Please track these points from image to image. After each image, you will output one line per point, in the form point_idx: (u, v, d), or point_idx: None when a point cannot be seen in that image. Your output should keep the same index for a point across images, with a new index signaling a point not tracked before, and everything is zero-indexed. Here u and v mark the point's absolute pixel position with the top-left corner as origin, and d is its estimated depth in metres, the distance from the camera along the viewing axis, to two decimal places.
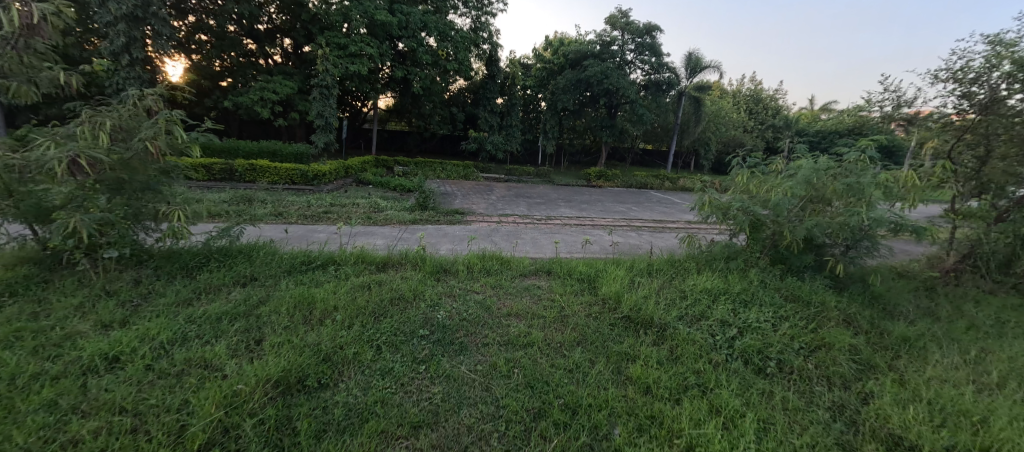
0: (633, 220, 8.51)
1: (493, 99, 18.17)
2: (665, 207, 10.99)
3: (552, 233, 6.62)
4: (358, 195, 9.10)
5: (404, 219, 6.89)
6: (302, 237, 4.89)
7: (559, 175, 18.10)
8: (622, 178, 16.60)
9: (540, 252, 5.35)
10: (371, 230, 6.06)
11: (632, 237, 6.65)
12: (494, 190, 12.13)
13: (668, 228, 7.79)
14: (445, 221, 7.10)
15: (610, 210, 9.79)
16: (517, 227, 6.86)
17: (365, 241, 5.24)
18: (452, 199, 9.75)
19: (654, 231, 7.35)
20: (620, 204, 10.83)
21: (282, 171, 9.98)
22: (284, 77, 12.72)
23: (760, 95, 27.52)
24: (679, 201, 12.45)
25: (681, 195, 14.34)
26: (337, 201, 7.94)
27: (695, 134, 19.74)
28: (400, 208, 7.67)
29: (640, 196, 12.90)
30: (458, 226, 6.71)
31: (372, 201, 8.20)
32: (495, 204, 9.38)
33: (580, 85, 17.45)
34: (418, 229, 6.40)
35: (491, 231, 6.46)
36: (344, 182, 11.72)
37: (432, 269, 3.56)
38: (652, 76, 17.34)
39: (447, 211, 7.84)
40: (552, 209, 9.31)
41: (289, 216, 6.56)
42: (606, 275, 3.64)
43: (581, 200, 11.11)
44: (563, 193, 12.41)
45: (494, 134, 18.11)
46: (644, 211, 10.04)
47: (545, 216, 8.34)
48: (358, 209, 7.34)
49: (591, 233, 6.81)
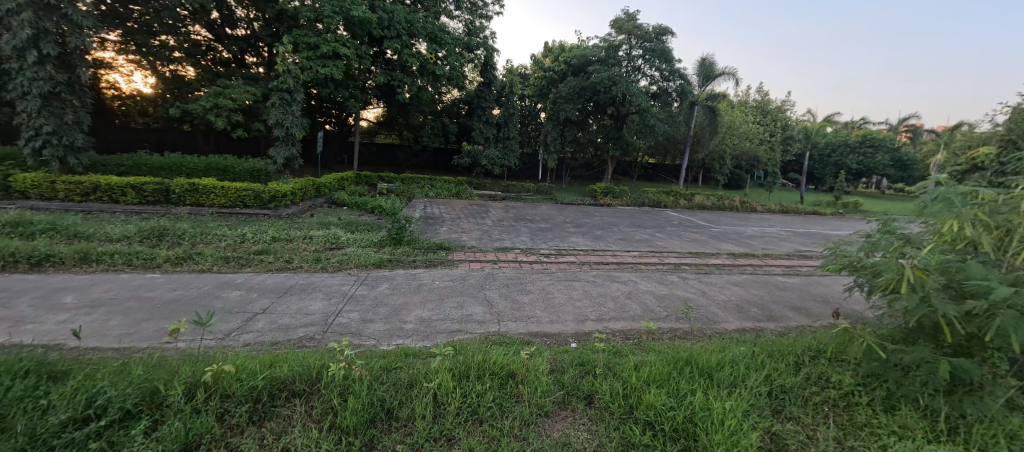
0: (666, 254, 6.70)
1: (488, 110, 16.62)
2: (692, 232, 9.25)
3: (568, 282, 4.78)
4: (320, 224, 7.35)
5: (367, 261, 5.08)
6: (190, 330, 3.03)
7: (561, 192, 16.44)
8: (631, 195, 14.93)
9: (561, 328, 3.49)
10: (315, 285, 4.26)
11: (680, 289, 4.79)
12: (490, 212, 10.37)
13: (717, 267, 5.97)
14: (423, 262, 5.30)
15: (631, 239, 8.00)
16: (523, 273, 5.02)
17: (288, 319, 3.36)
18: (438, 227, 7.95)
19: (703, 274, 5.52)
20: (640, 230, 9.04)
21: (231, 193, 8.26)
22: (247, 82, 11.00)
23: (769, 106, 26.13)
24: (704, 224, 10.72)
25: (701, 215, 12.64)
26: (284, 231, 6.12)
27: (708, 146, 18.15)
28: (365, 243, 5.83)
29: (657, 218, 11.20)
30: (438, 272, 4.90)
31: (333, 232, 6.39)
32: (490, 232, 7.62)
33: (584, 93, 15.93)
34: (384, 277, 4.60)
35: (484, 281, 4.64)
36: (313, 203, 9.97)
37: (359, 421, 1.74)
38: (661, 85, 15.86)
39: (429, 246, 5.99)
40: (561, 239, 7.47)
41: (204, 260, 4.72)
42: (709, 421, 1.85)
43: (593, 224, 9.30)
44: (569, 215, 10.63)
45: (490, 148, 16.42)
46: (671, 239, 8.24)
47: (553, 249, 6.56)
48: (307, 245, 5.52)
49: (623, 281, 4.95)
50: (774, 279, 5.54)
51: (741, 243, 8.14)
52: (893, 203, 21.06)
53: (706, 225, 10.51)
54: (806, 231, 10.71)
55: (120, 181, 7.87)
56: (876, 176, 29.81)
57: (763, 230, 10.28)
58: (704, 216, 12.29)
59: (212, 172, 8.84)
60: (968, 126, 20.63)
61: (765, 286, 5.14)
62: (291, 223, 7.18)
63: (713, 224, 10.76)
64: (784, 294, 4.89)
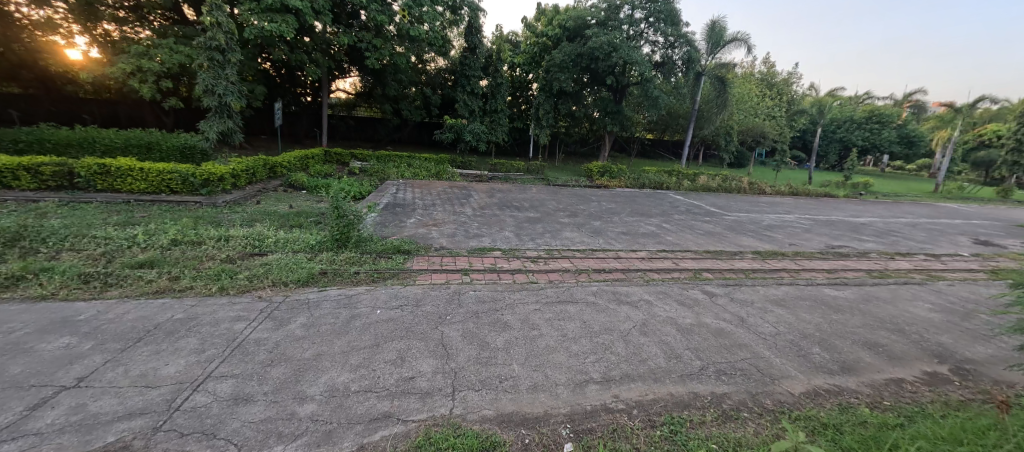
0: (681, 255, 5.49)
1: (473, 79, 14.76)
2: (705, 222, 7.98)
3: (561, 308, 3.51)
4: (257, 219, 6.01)
5: (289, 276, 3.74)
6: None
7: (553, 172, 15.07)
8: (630, 175, 13.61)
9: (548, 405, 2.25)
10: (194, 323, 2.93)
11: (711, 315, 3.57)
12: (471, 197, 9.01)
13: (746, 275, 4.76)
14: (369, 274, 3.99)
15: (636, 232, 6.73)
16: (501, 293, 3.74)
17: (106, 402, 2.07)
18: (405, 219, 6.59)
19: (733, 287, 4.31)
20: (644, 219, 7.77)
21: (152, 177, 6.83)
22: (181, 41, 9.24)
23: (775, 78, 24.43)
24: (714, 211, 9.44)
25: (708, 199, 11.38)
26: (195, 231, 4.74)
27: (714, 122, 16.71)
28: (298, 246, 4.48)
29: (662, 203, 9.89)
30: (386, 292, 3.60)
31: (260, 229, 5.02)
32: (466, 225, 6.29)
33: (581, 61, 14.26)
34: (302, 305, 3.26)
35: (446, 308, 3.36)
36: (263, 186, 8.56)
37: None
38: (666, 52, 14.23)
39: (384, 251, 4.64)
40: (553, 234, 6.17)
41: (52, 281, 3.35)
42: None
43: (590, 213, 8.00)
44: (562, 200, 9.28)
45: (475, 122, 14.76)
46: (681, 232, 7.00)
47: (544, 250, 5.27)
48: (217, 252, 4.15)
49: (633, 302, 3.71)
50: (822, 292, 4.37)
51: (764, 237, 6.93)
52: (902, 184, 20.04)
53: (717, 212, 9.28)
54: (827, 218, 9.51)
55: (9, 160, 6.34)
56: (879, 153, 28.77)
57: (781, 218, 9.09)
58: (713, 200, 11.08)
59: (132, 150, 7.30)
60: (988, 101, 19.37)
61: (816, 307, 3.94)
62: (221, 219, 5.85)
63: (725, 211, 9.54)
64: (843, 319, 3.72)
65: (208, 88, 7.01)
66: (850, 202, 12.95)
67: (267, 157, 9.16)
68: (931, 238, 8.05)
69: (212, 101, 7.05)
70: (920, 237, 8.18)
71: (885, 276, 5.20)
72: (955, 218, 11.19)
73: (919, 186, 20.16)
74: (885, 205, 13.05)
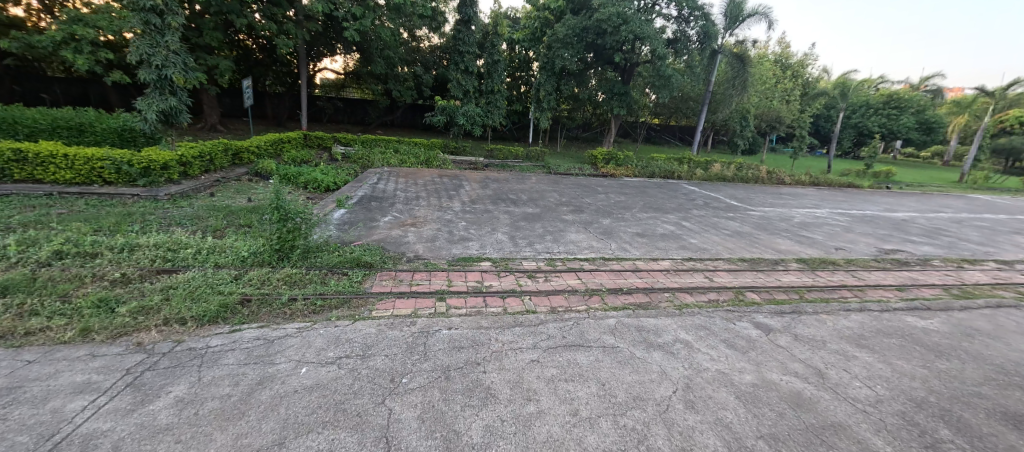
0: (714, 265, 4.48)
1: (467, 55, 13.38)
2: (730, 219, 6.94)
3: (568, 358, 2.48)
4: (199, 221, 4.98)
5: (192, 308, 2.70)
6: None
7: (555, 158, 13.98)
8: (638, 163, 12.52)
9: None
10: (7, 399, 1.90)
11: (778, 368, 2.54)
12: (462, 187, 7.96)
13: (802, 297, 3.73)
14: (311, 300, 2.99)
15: (654, 233, 5.71)
16: (485, 332, 2.71)
17: None
18: (378, 216, 5.55)
19: (793, 316, 3.29)
20: (659, 216, 6.72)
21: (79, 164, 5.76)
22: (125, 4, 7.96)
23: (790, 59, 22.98)
24: (737, 205, 8.39)
25: (726, 190, 10.29)
26: (97, 238, 3.70)
27: (729, 105, 15.46)
28: (224, 259, 3.44)
29: (678, 196, 8.82)
30: (324, 335, 2.57)
31: (186, 234, 3.99)
32: (452, 225, 5.26)
33: (585, 36, 12.94)
34: (191, 361, 2.23)
35: (403, 362, 2.33)
36: (222, 175, 7.49)
37: None
38: (680, 26, 12.89)
39: (338, 264, 3.59)
40: (555, 236, 5.12)
41: None
42: None
43: (597, 208, 6.93)
44: (565, 192, 8.22)
45: (469, 103, 13.52)
46: (705, 231, 5.95)
47: (546, 260, 4.24)
48: (109, 271, 3.12)
49: (666, 347, 2.69)
50: (906, 324, 3.34)
51: (804, 240, 5.88)
52: (923, 173, 18.96)
53: (740, 206, 8.23)
54: (863, 214, 8.45)
55: None
56: (894, 140, 27.54)
57: (812, 214, 8.04)
58: (730, 191, 10.01)
59: (59, 133, 6.19)
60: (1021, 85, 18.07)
61: (911, 350, 2.92)
62: (155, 222, 4.85)
63: (748, 205, 8.48)
64: (953, 370, 2.71)
65: (144, 58, 5.84)
66: (877, 194, 11.89)
67: (229, 142, 8.05)
68: (989, 239, 7.02)
69: (149, 73, 5.86)
70: (975, 237, 7.14)
71: (968, 294, 4.17)
72: (997, 213, 10.15)
73: (941, 175, 19.09)
74: (916, 197, 11.98)
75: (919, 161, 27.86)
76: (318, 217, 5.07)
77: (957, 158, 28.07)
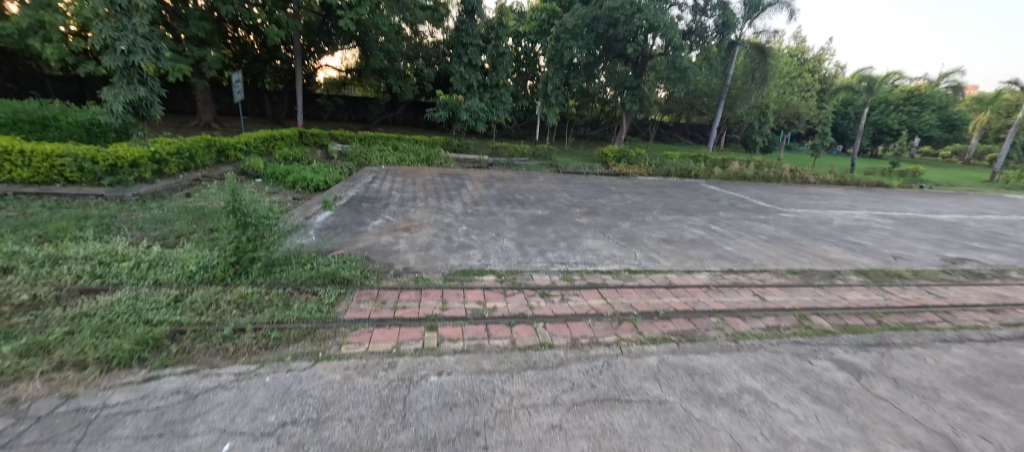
0: (762, 280, 3.76)
1: (471, 48, 12.71)
2: (764, 222, 6.19)
3: (603, 422, 1.79)
4: (163, 226, 4.35)
5: (98, 346, 2.03)
6: None
7: (563, 157, 13.27)
8: (651, 161, 11.80)
9: None
10: None
11: (894, 436, 1.82)
12: (464, 187, 7.29)
13: (881, 323, 3.00)
14: (263, 333, 2.31)
15: (682, 238, 4.99)
16: (487, 381, 2.02)
17: None
18: (368, 219, 4.89)
19: (881, 353, 2.57)
20: (684, 219, 6.00)
21: (36, 161, 5.13)
22: None
23: (808, 54, 22.07)
24: (766, 206, 7.63)
25: (749, 189, 9.54)
26: (21, 248, 3.06)
27: (747, 100, 14.65)
28: (167, 275, 2.80)
29: (700, 196, 8.08)
30: (268, 386, 1.90)
31: (131, 244, 3.32)
32: (451, 231, 4.58)
33: (597, 27, 12.18)
34: (68, 434, 1.56)
35: (370, 434, 1.64)
36: (203, 174, 6.88)
37: None
38: (697, 15, 12.10)
39: (309, 280, 2.93)
40: (569, 243, 4.42)
41: None
42: None
43: (612, 210, 6.23)
44: (576, 192, 7.53)
45: (473, 98, 12.81)
46: (738, 237, 5.22)
47: (562, 274, 3.54)
48: (15, 291, 2.47)
49: (734, 402, 1.98)
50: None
51: (853, 247, 5.13)
52: (950, 172, 17.98)
53: (769, 207, 7.48)
54: (907, 216, 7.66)
55: None
56: (914, 138, 26.50)
57: (850, 216, 7.27)
58: (755, 191, 9.24)
59: (19, 127, 5.57)
60: None
61: None
62: (112, 229, 4.23)
63: (777, 205, 7.73)
64: None
65: (108, 42, 5.21)
66: (911, 194, 11.04)
67: (213, 137, 7.44)
68: None
69: (114, 60, 5.23)
70: None
71: None
72: None
73: (969, 174, 18.10)
74: (953, 197, 11.12)
75: (940, 160, 26.82)
76: (296, 221, 4.41)
77: (981, 157, 26.94)
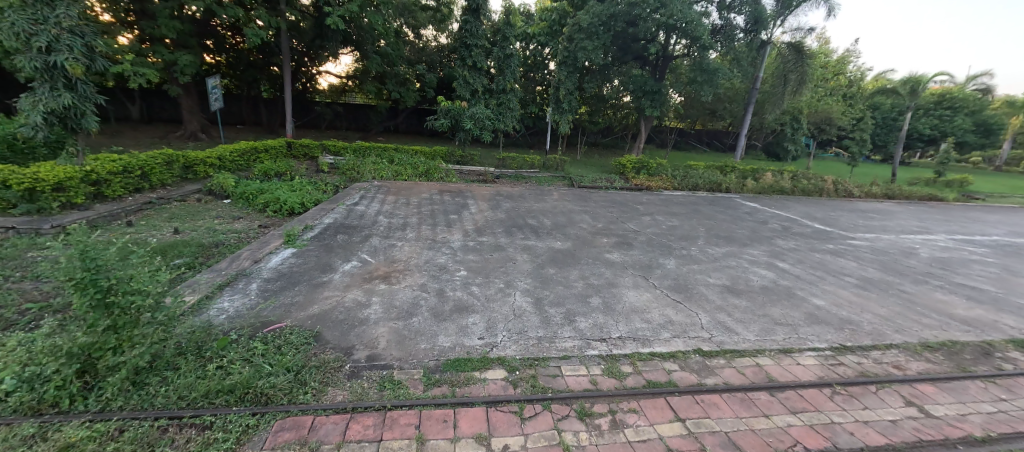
0: (900, 368, 2.53)
1: (476, 49, 11.60)
2: (839, 255, 4.95)
3: None
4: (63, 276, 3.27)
5: None
6: None
7: (576, 168, 12.09)
8: (673, 172, 10.61)
9: None
10: None
11: None
12: (466, 209, 6.18)
13: None
14: None
15: (749, 283, 3.80)
16: None
17: None
18: (339, 260, 3.77)
19: None
20: (739, 252, 4.80)
21: None
22: None
23: (835, 56, 20.71)
24: (826, 229, 6.38)
25: (794, 206, 8.27)
26: None
27: (778, 105, 13.36)
28: None
29: (744, 217, 6.86)
30: None
31: None
32: (446, 280, 3.42)
33: (614, 25, 11.09)
34: None
35: None
36: (160, 194, 5.84)
37: None
38: (725, 10, 10.90)
39: (202, 398, 1.81)
40: (605, 299, 3.23)
41: None
42: None
43: (647, 239, 5.05)
44: (598, 213, 6.37)
45: (478, 104, 11.73)
46: (822, 280, 3.99)
47: (607, 363, 2.36)
48: None
49: None
50: None
51: (976, 296, 3.88)
52: (996, 182, 16.51)
53: (831, 231, 6.22)
54: (998, 241, 6.36)
55: None
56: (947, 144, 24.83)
57: (932, 242, 5.98)
58: (803, 209, 7.97)
59: None
60: None
61: None
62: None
63: (838, 229, 6.46)
64: None
65: (22, 38, 4.19)
66: (976, 209, 9.68)
67: (176, 152, 6.42)
68: None
69: (30, 60, 4.21)
70: None
71: None
72: None
73: (1017, 183, 16.61)
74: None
75: (975, 167, 25.07)
76: (235, 269, 3.27)
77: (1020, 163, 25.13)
